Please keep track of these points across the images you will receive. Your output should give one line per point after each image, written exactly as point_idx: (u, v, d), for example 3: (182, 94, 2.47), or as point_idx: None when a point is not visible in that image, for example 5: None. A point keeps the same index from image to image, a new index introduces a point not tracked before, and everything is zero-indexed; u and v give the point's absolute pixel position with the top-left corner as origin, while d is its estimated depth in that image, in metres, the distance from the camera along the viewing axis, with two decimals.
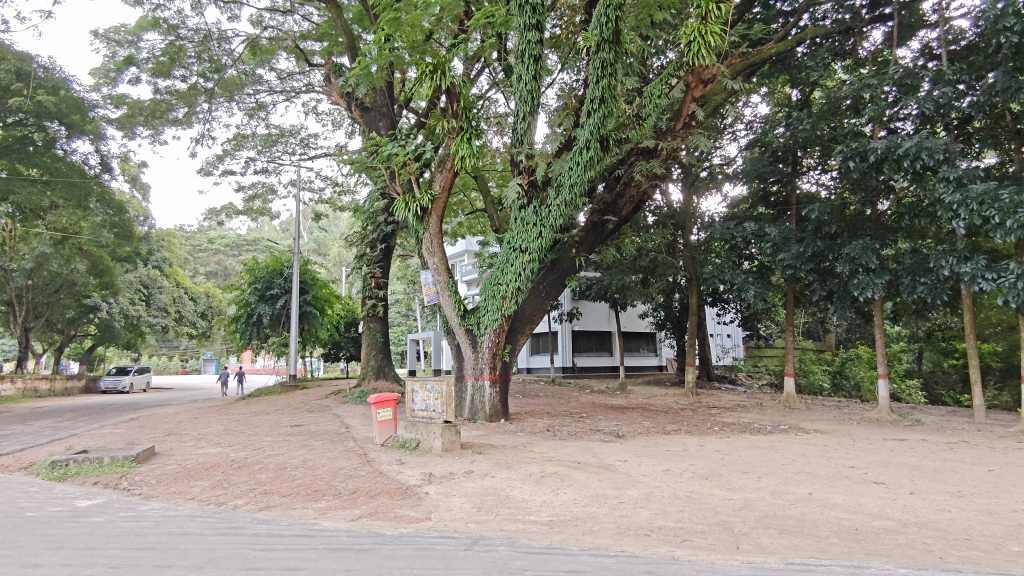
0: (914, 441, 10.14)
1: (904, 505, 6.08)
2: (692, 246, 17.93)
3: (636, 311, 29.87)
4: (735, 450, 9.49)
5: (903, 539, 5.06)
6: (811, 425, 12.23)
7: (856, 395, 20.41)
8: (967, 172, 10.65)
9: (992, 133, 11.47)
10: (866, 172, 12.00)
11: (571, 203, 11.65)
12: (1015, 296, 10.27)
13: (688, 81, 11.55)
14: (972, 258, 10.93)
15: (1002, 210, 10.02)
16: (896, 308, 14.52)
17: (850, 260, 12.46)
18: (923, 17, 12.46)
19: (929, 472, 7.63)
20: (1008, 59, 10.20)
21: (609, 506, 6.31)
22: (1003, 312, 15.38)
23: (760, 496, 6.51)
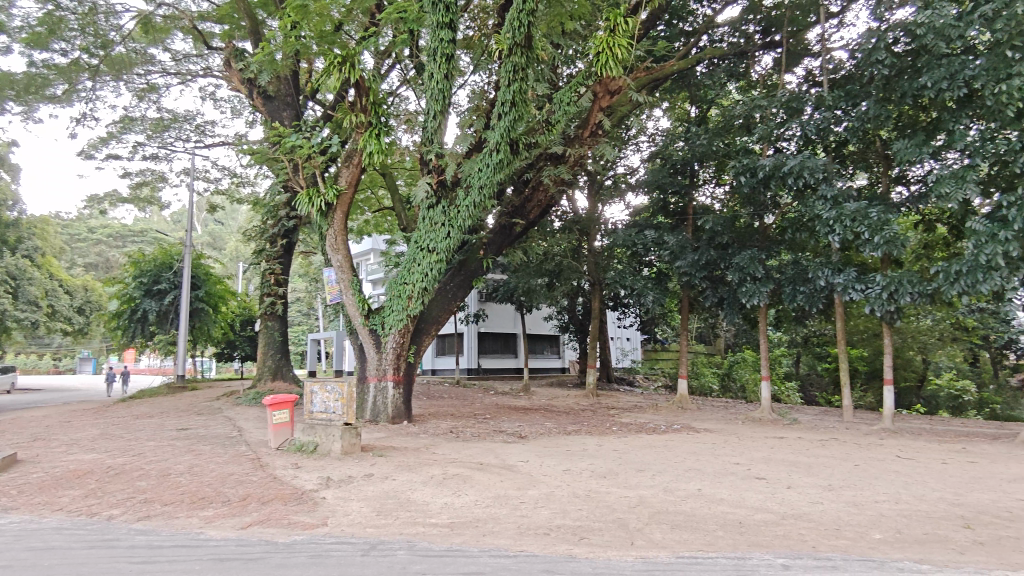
0: (792, 439, 10.92)
1: (782, 498, 6.54)
2: (596, 252, 18.43)
3: (542, 313, 30.40)
4: (631, 449, 9.84)
5: (781, 530, 5.44)
6: (701, 425, 12.85)
7: (742, 396, 21.73)
8: (842, 192, 11.61)
9: (864, 156, 12.48)
10: (755, 187, 12.82)
11: (479, 205, 11.72)
12: (880, 305, 11.28)
13: (596, 91, 11.89)
14: (844, 271, 11.93)
15: (871, 228, 11.02)
16: (778, 316, 15.57)
17: (739, 269, 13.27)
18: (807, 47, 13.49)
19: (804, 467, 8.24)
20: (879, 90, 11.21)
21: (510, 506, 6.37)
22: (869, 320, 16.93)
23: (653, 493, 6.79)
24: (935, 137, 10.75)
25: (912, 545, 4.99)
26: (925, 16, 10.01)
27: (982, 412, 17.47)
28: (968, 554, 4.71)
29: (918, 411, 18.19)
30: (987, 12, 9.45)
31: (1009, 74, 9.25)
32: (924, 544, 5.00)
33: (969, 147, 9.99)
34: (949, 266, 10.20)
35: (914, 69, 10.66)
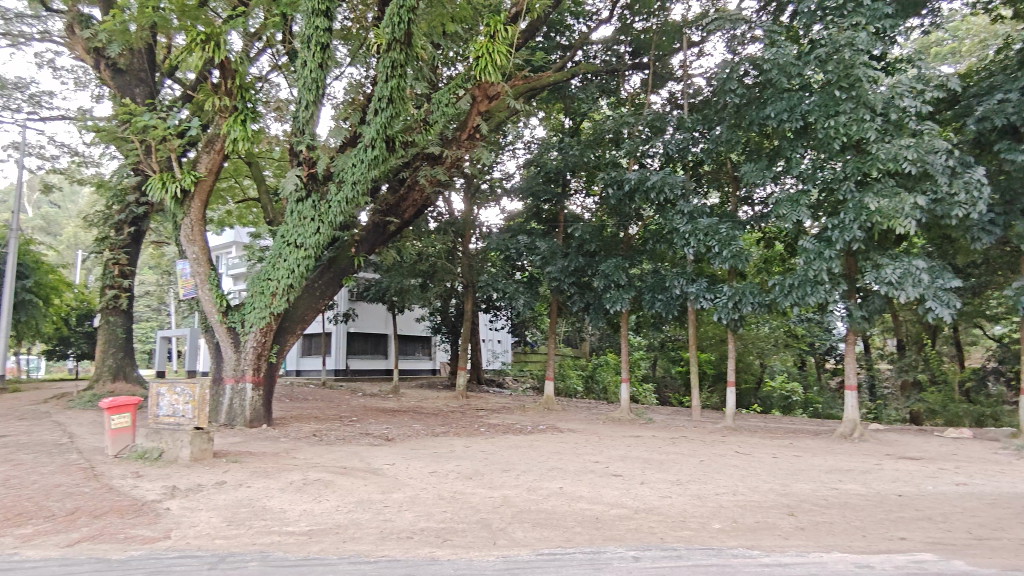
0: (646, 437, 11.62)
1: (636, 493, 6.93)
2: (470, 254, 18.50)
3: (414, 314, 30.09)
4: (497, 449, 10.02)
5: (633, 523, 5.76)
6: (565, 425, 13.32)
7: (603, 397, 22.78)
8: (697, 208, 12.55)
9: (717, 177, 13.49)
10: (621, 199, 13.51)
11: (352, 201, 11.42)
12: (726, 313, 12.34)
13: (475, 95, 11.92)
14: (697, 281, 12.92)
15: (720, 242, 12.00)
16: (638, 321, 16.51)
17: (605, 276, 13.91)
18: (671, 71, 14.41)
19: (656, 463, 8.79)
20: (731, 117, 12.22)
21: (373, 511, 6.23)
22: (717, 327, 18.41)
23: (517, 493, 6.93)
24: (776, 163, 11.89)
25: (746, 533, 5.48)
26: (771, 53, 11.02)
27: (807, 411, 19.57)
28: (791, 539, 5.25)
29: (755, 411, 20.01)
30: (821, 55, 10.61)
31: (837, 111, 10.46)
32: (755, 531, 5.51)
33: (804, 174, 11.17)
34: (785, 280, 11.33)
35: (760, 101, 11.72)
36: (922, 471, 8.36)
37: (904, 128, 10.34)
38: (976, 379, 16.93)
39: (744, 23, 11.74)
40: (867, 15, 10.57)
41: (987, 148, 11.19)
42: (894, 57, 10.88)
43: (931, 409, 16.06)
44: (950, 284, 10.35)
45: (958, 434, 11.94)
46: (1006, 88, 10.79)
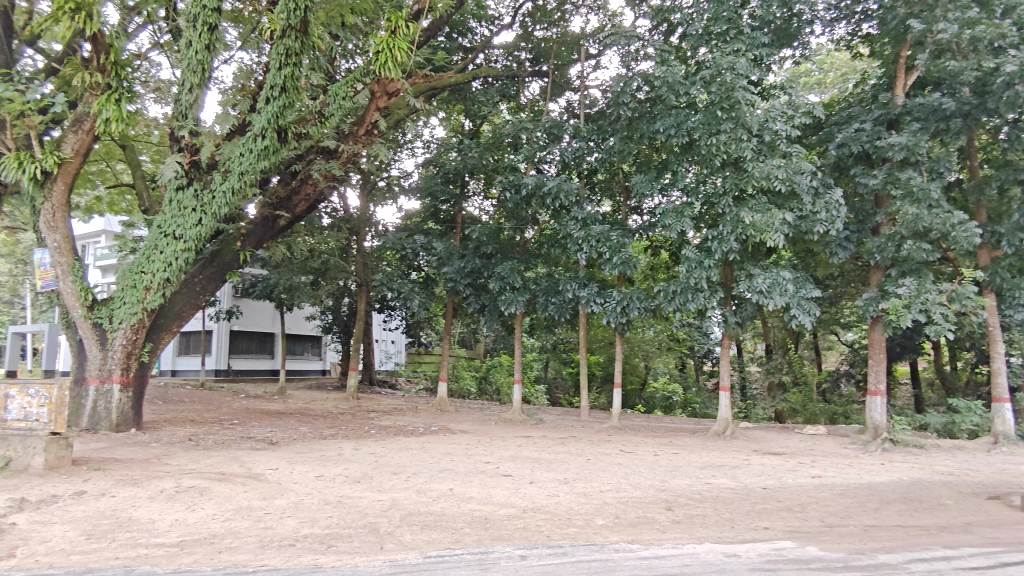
0: (536, 437, 11.86)
1: (524, 493, 7.05)
2: (365, 252, 18.05)
3: (304, 312, 29.00)
4: (387, 452, 9.85)
5: (521, 522, 5.86)
6: (456, 426, 13.33)
7: (496, 398, 23.00)
8: (590, 215, 12.98)
9: (610, 186, 14.01)
10: (519, 203, 13.72)
11: (238, 192, 10.85)
12: (614, 316, 12.86)
13: (374, 90, 11.66)
14: (588, 285, 13.36)
15: (611, 249, 12.48)
16: (532, 324, 16.78)
17: (500, 279, 14.11)
18: (569, 81, 14.81)
19: (545, 463, 8.99)
20: (623, 129, 12.75)
21: (253, 518, 5.94)
22: (606, 329, 18.98)
23: (406, 495, 6.85)
24: (663, 175, 12.52)
25: (627, 528, 5.73)
26: (662, 71, 11.61)
27: (686, 411, 20.77)
28: (668, 532, 5.54)
29: (639, 410, 20.97)
30: (706, 76, 11.30)
31: (718, 129, 11.16)
32: (636, 526, 5.77)
33: (688, 187, 11.85)
34: (668, 286, 11.96)
35: (650, 115, 12.30)
36: (783, 466, 9.10)
37: (776, 149, 11.21)
38: (831, 381, 18.68)
39: (637, 40, 12.29)
40: (747, 42, 11.39)
41: (845, 172, 12.37)
42: (768, 83, 11.69)
43: (793, 408, 17.55)
44: (810, 294, 11.37)
45: (815, 430, 13.13)
46: (862, 119, 12.00)
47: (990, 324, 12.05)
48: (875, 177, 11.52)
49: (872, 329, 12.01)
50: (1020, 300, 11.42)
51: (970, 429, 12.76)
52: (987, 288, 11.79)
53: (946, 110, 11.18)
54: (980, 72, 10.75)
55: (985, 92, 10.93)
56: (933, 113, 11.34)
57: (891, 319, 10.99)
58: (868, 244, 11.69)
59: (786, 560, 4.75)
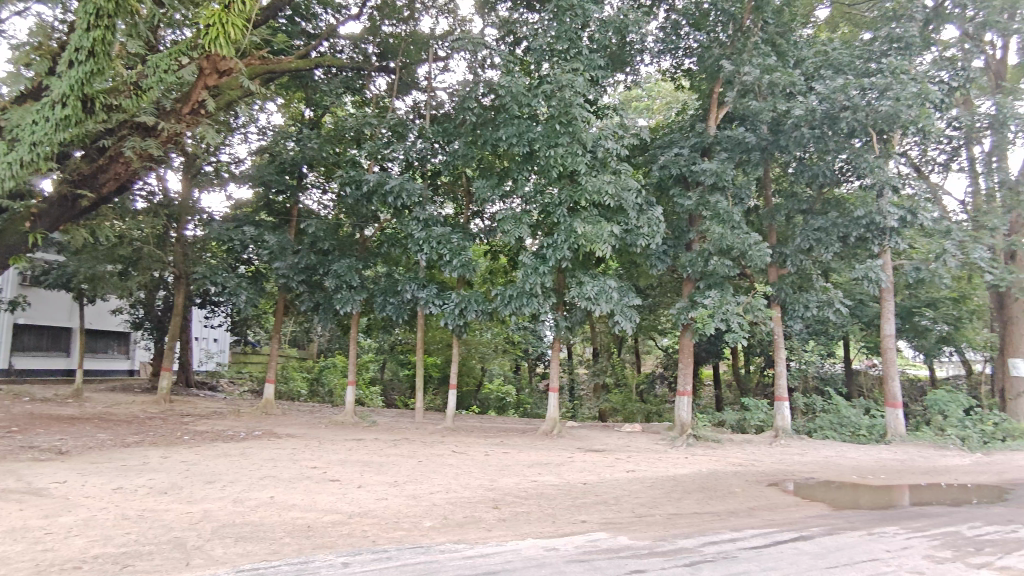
0: (368, 440, 11.60)
1: (352, 498, 6.85)
2: (185, 241, 16.52)
3: (109, 305, 25.88)
4: (201, 459, 9.07)
5: (346, 528, 5.69)
6: (283, 430, 12.62)
7: (328, 400, 22.17)
8: (431, 216, 12.95)
9: (452, 188, 14.15)
10: (359, 199, 13.32)
11: (27, 165, 9.35)
12: (452, 319, 12.96)
13: (202, 66, 10.57)
14: (428, 286, 13.34)
15: (452, 251, 12.60)
16: (369, 324, 16.36)
17: (336, 277, 13.60)
18: (416, 80, 14.74)
19: (375, 466, 8.81)
20: (467, 134, 12.93)
21: (29, 540, 5.16)
22: (443, 331, 19.11)
23: (220, 506, 6.36)
24: (504, 182, 12.86)
25: (454, 528, 5.78)
26: (506, 81, 11.93)
27: (518, 411, 21.58)
28: (493, 530, 5.69)
29: (473, 411, 21.31)
30: (547, 90, 11.77)
31: (556, 143, 11.67)
32: (462, 526, 5.85)
33: (526, 196, 12.30)
34: (505, 290, 12.32)
35: (494, 123, 12.57)
36: (602, 462, 9.74)
37: (607, 165, 11.96)
38: (648, 382, 20.33)
39: (484, 48, 12.54)
40: (585, 63, 12.09)
41: (666, 192, 13.54)
42: (603, 103, 12.56)
43: (614, 407, 18.90)
44: (631, 302, 12.32)
45: (632, 428, 14.21)
46: (681, 145, 13.22)
47: (776, 333, 13.85)
48: (690, 199, 12.73)
49: (683, 336, 13.25)
50: (798, 313, 13.05)
51: (757, 425, 14.54)
52: (774, 301, 13.55)
53: (749, 143, 12.68)
54: (776, 113, 12.35)
55: (778, 131, 12.54)
56: (738, 145, 12.83)
57: (698, 326, 12.22)
58: (682, 258, 12.87)
59: (599, 550, 5.08)
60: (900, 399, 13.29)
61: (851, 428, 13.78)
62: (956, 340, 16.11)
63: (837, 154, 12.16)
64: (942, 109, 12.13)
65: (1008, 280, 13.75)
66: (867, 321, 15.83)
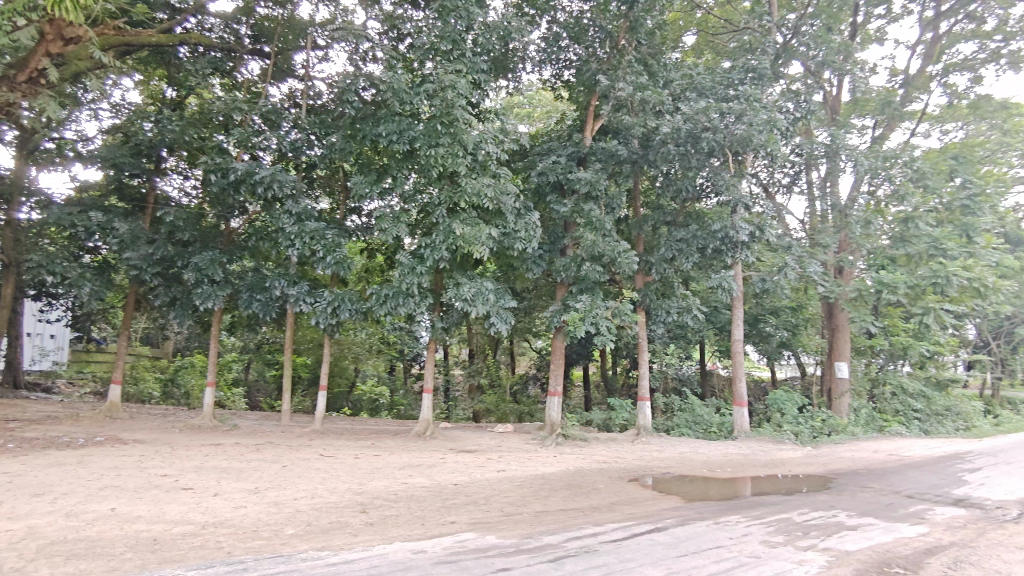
0: (228, 445, 10.92)
1: (206, 507, 6.41)
2: (17, 225, 14.64)
3: None
4: (29, 469, 8.10)
5: (198, 540, 5.31)
6: (129, 435, 11.55)
7: (184, 402, 20.60)
8: (304, 210, 12.47)
9: (328, 183, 13.77)
10: (225, 188, 12.46)
11: None
12: (324, 318, 12.53)
13: (43, 30, 9.56)
14: (298, 283, 12.79)
15: (326, 247, 12.20)
16: (232, 322, 15.37)
17: (196, 270, 12.64)
18: (293, 67, 14.10)
19: (234, 473, 8.31)
20: (346, 128, 12.55)
21: None
22: (314, 330, 18.26)
23: (48, 521, 5.70)
24: (383, 179, 12.59)
25: (317, 535, 5.58)
26: (387, 76, 11.67)
27: (391, 413, 21.28)
28: (359, 535, 5.55)
29: (345, 413, 20.74)
30: (429, 89, 11.65)
31: (437, 142, 11.58)
32: (327, 532, 5.65)
33: (405, 195, 12.12)
34: (381, 290, 12.08)
35: (374, 118, 12.28)
36: (473, 462, 9.81)
37: (487, 168, 12.12)
38: (521, 384, 20.81)
39: (366, 41, 12.25)
40: (467, 65, 12.13)
41: (543, 199, 13.88)
42: (485, 107, 12.68)
43: (488, 408, 19.11)
44: (507, 304, 12.54)
45: (504, 428, 14.47)
46: (559, 153, 13.66)
47: (640, 337, 14.66)
48: (565, 206, 13.15)
49: (555, 338, 13.70)
50: (660, 318, 14.12)
51: (621, 424, 15.33)
52: (640, 306, 14.34)
53: (621, 156, 13.43)
54: (646, 129, 13.13)
55: (648, 146, 13.35)
56: (611, 157, 13.49)
57: (570, 329, 12.67)
58: (556, 263, 13.27)
59: (467, 550, 5.11)
60: (745, 398, 14.53)
61: (704, 425, 14.90)
62: (793, 345, 18.17)
63: (699, 171, 13.06)
64: (788, 136, 13.41)
65: (836, 292, 15.49)
66: (721, 327, 17.26)
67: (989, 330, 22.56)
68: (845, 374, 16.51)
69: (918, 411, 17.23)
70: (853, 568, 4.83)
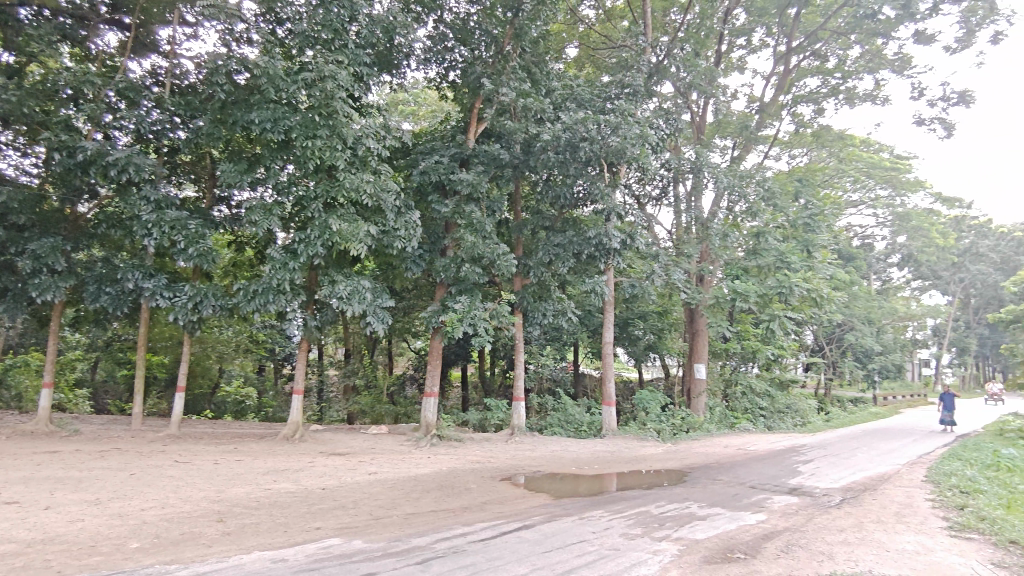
0: (66, 452, 9.86)
1: (34, 523, 5.74)
2: None
3: None
4: None
5: (21, 560, 4.75)
6: None
7: (14, 406, 18.39)
8: (164, 197, 11.54)
9: (193, 169, 12.90)
10: (71, 169, 11.26)
11: None
12: (183, 314, 11.68)
13: None
14: (155, 276, 11.83)
15: (187, 238, 11.37)
16: (75, 316, 13.92)
17: (33, 258, 11.31)
18: (156, 42, 13.03)
19: (71, 483, 7.51)
20: (214, 111, 11.78)
21: None
22: (173, 328, 16.81)
23: None
24: (254, 169, 11.94)
25: (166, 548, 5.18)
26: (263, 60, 11.07)
27: (258, 415, 20.26)
28: (214, 546, 5.21)
29: (207, 416, 19.54)
30: (308, 78, 11.17)
31: (314, 134, 11.11)
32: (177, 545, 5.25)
33: (279, 186, 11.57)
34: (249, 286, 11.43)
35: (247, 104, 11.64)
36: (344, 465, 9.53)
37: (367, 164, 11.88)
38: (398, 384, 20.56)
39: (241, 22, 11.59)
40: (349, 57, 11.79)
41: (424, 198, 13.77)
42: (367, 102, 12.42)
43: (362, 409, 18.63)
44: (384, 304, 12.29)
45: (378, 430, 14.18)
46: (441, 153, 13.60)
47: (517, 338, 14.93)
48: (446, 206, 13.13)
49: (433, 339, 13.63)
50: (537, 320, 14.41)
51: (497, 423, 15.54)
52: (517, 309, 14.64)
53: (502, 159, 13.67)
54: (527, 135, 13.45)
55: (529, 152, 13.69)
56: (493, 160, 13.69)
57: (448, 330, 12.68)
58: (436, 263, 13.22)
59: (330, 557, 4.95)
60: (613, 398, 15.21)
61: (576, 424, 15.44)
62: (660, 348, 19.11)
63: (577, 179, 13.54)
64: (659, 151, 14.24)
65: (697, 299, 16.66)
66: (593, 330, 18.00)
67: (824, 336, 25.22)
68: (702, 374, 17.69)
69: (763, 409, 18.92)
70: (701, 555, 5.19)
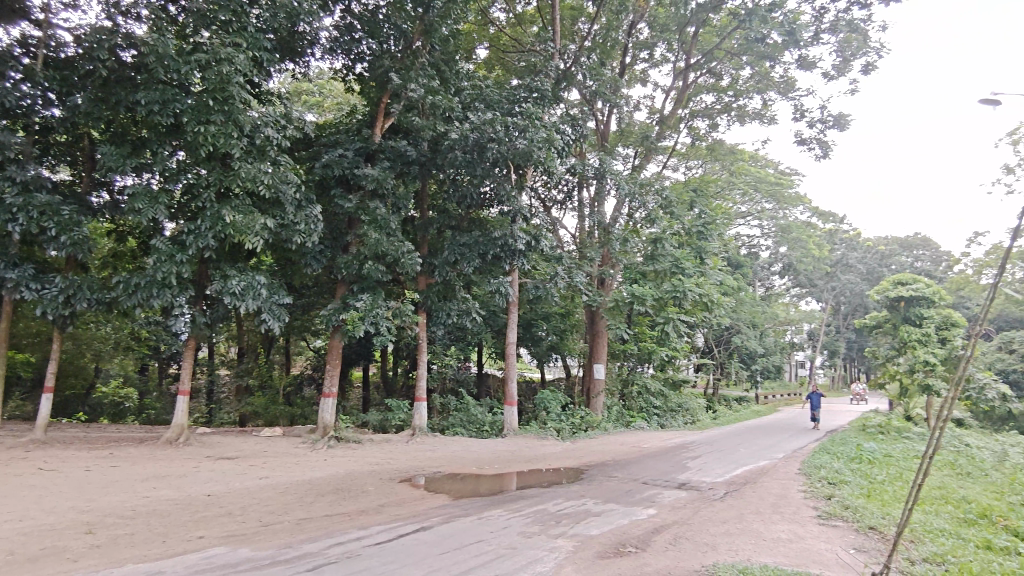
0: None
1: None
2: None
3: None
4: None
5: None
6: None
7: None
8: (33, 179, 10.53)
9: (68, 150, 11.84)
10: None
11: None
12: (53, 308, 10.71)
13: None
14: (20, 265, 10.80)
15: (59, 225, 10.43)
16: None
17: None
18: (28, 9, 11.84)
19: None
20: (94, 89, 10.88)
21: None
22: (42, 323, 15.51)
23: None
24: (139, 153, 11.12)
25: (24, 565, 4.71)
26: (152, 37, 10.31)
27: (138, 417, 18.92)
28: (80, 561, 4.80)
29: (79, 419, 18.01)
30: (201, 59, 10.50)
31: (207, 118, 10.47)
32: (37, 561, 4.79)
33: (167, 173, 10.83)
34: (129, 278, 10.61)
35: (132, 83, 10.83)
36: (233, 470, 9.05)
37: (265, 154, 11.37)
38: (296, 384, 19.84)
39: None
40: (249, 41, 11.21)
41: (327, 192, 13.35)
42: (266, 89, 11.89)
43: (255, 411, 17.75)
44: (281, 301, 11.78)
45: (271, 432, 13.58)
46: (345, 146, 13.23)
47: (420, 338, 14.76)
48: (350, 202, 12.78)
49: (333, 337, 13.21)
50: (441, 319, 14.34)
51: (397, 424, 15.31)
52: (420, 308, 14.52)
53: (408, 156, 13.55)
54: (434, 132, 13.35)
55: (436, 151, 13.58)
56: (399, 157, 13.49)
57: (348, 329, 12.38)
58: (338, 260, 12.84)
59: (213, 567, 4.69)
60: (515, 398, 15.37)
61: (477, 424, 15.49)
62: (561, 348, 19.54)
63: (484, 179, 13.58)
64: (564, 156, 14.55)
65: (598, 301, 17.16)
66: (497, 330, 18.14)
67: (713, 339, 26.69)
68: (601, 374, 18.22)
69: (656, 407, 19.75)
70: (594, 551, 5.35)
